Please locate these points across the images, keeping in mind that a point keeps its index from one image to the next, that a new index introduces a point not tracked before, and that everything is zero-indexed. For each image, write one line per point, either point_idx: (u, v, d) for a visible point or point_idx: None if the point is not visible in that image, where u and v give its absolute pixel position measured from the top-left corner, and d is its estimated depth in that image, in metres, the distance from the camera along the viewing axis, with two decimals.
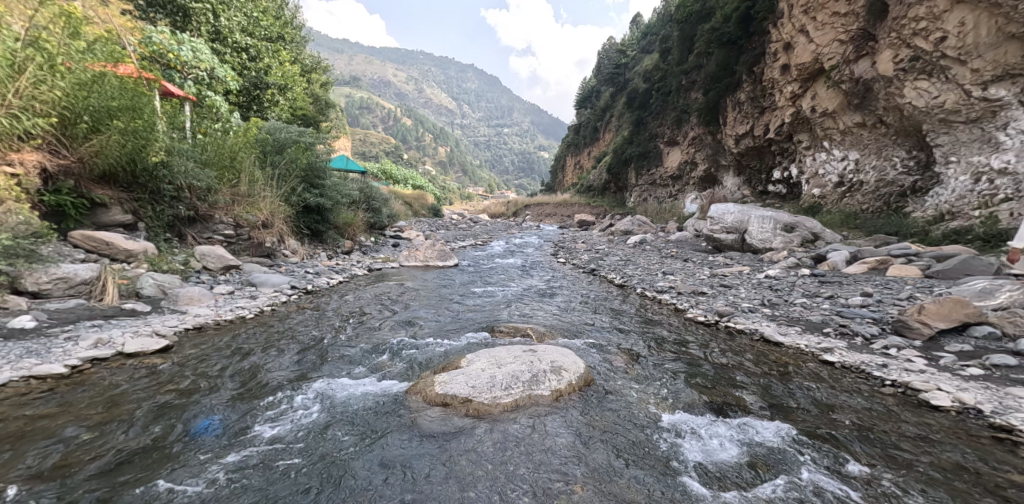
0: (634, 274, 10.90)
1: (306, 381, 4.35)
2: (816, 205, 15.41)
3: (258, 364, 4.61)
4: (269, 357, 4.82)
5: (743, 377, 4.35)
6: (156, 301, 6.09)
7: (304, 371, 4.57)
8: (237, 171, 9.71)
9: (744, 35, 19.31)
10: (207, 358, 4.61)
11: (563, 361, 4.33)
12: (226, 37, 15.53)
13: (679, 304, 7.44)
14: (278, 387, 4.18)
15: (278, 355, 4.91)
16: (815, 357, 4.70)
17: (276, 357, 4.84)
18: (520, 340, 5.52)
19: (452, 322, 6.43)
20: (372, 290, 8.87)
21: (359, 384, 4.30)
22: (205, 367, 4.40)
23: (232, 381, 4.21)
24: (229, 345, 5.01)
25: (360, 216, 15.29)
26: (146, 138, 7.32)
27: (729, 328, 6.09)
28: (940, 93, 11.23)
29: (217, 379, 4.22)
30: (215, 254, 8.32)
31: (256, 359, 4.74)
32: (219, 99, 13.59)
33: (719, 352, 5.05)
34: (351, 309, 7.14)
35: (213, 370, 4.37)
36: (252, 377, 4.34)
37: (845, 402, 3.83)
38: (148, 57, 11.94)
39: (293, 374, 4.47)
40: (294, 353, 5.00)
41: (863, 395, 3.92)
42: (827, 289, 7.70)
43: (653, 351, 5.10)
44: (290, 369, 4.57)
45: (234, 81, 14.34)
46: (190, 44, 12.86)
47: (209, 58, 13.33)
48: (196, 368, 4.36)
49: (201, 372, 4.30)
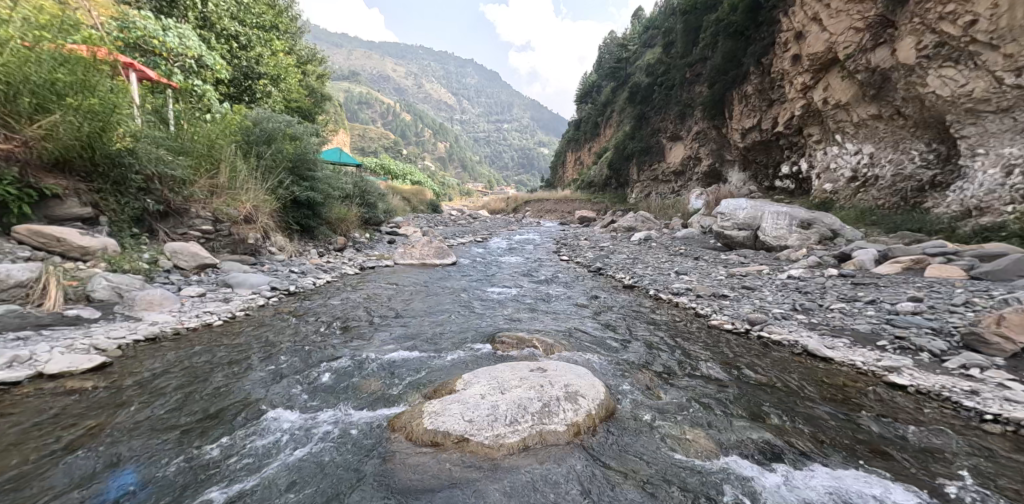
0: (645, 274, 10.16)
1: (266, 407, 3.67)
2: (828, 200, 14.60)
3: (218, 388, 3.90)
4: (229, 376, 4.10)
5: (789, 404, 3.65)
6: (110, 305, 5.32)
7: (264, 396, 3.83)
8: (215, 160, 9.00)
9: (752, 25, 18.48)
10: (151, 379, 3.88)
11: (579, 384, 3.60)
12: (215, 24, 14.86)
13: (699, 308, 6.72)
14: (226, 420, 3.47)
15: (241, 373, 4.20)
16: (876, 378, 3.98)
17: (238, 376, 4.13)
18: (527, 354, 4.81)
19: (447, 331, 5.69)
20: (362, 291, 8.14)
21: (335, 416, 3.58)
22: (148, 393, 3.68)
23: (176, 413, 3.50)
24: (186, 360, 4.30)
25: (354, 211, 14.51)
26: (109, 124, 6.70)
27: (762, 338, 5.37)
28: (967, 81, 10.45)
29: (158, 409, 3.51)
30: (188, 251, 7.62)
31: (214, 379, 4.03)
32: (206, 87, 12.88)
33: (756, 368, 4.36)
34: (335, 314, 6.41)
35: (155, 397, 3.65)
36: (204, 406, 3.61)
37: (924, 445, 3.12)
38: (128, 43, 11.40)
39: (251, 400, 3.75)
40: (265, 370, 4.30)
41: (940, 433, 3.22)
42: (864, 293, 6.95)
43: (678, 368, 4.39)
44: (249, 394, 3.84)
45: (225, 71, 13.64)
46: (176, 30, 12.21)
47: (196, 44, 12.69)
48: (134, 395, 3.63)
49: (138, 400, 3.58)
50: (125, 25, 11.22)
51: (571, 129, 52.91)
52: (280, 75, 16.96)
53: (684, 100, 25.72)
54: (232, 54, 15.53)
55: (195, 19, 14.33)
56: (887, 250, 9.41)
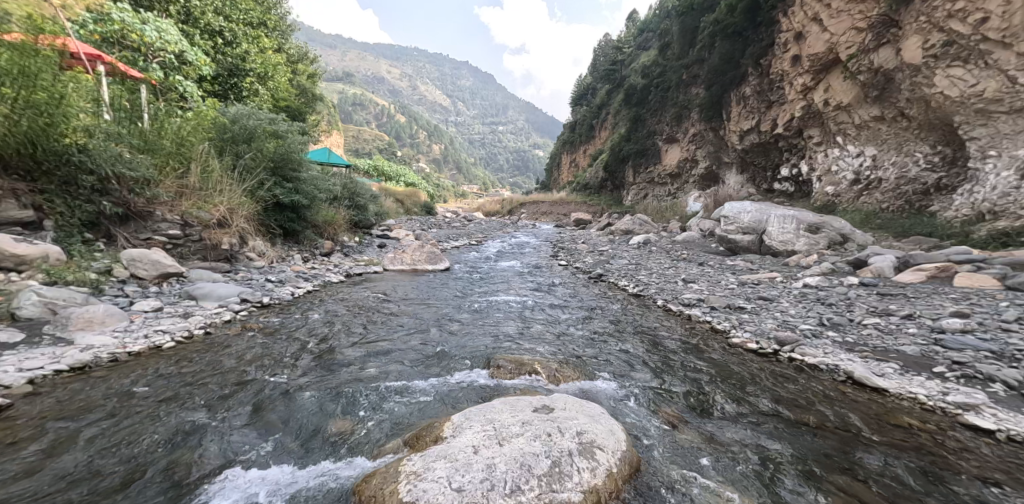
0: (651, 282, 9.53)
1: (203, 473, 3.01)
2: (829, 203, 14.00)
3: (151, 443, 3.24)
4: (169, 424, 3.45)
5: (840, 460, 3.04)
6: (38, 325, 4.61)
7: (197, 456, 3.15)
8: (184, 159, 8.26)
9: (750, 25, 17.95)
10: (69, 435, 3.22)
11: (594, 432, 3.00)
12: (198, 18, 14.18)
13: (716, 324, 6.10)
14: (148, 495, 2.82)
15: (184, 418, 3.55)
16: (930, 424, 3.39)
17: (180, 423, 3.48)
18: (528, 384, 4.17)
19: (434, 355, 4.97)
20: (344, 303, 7.40)
21: (305, 479, 2.96)
22: (61, 455, 3.04)
23: (88, 486, 2.84)
24: (119, 402, 3.64)
25: (342, 214, 13.75)
26: (48, 119, 6.00)
27: (795, 361, 4.75)
28: (977, 80, 9.86)
29: (65, 478, 2.87)
30: (149, 259, 6.91)
31: (147, 429, 3.38)
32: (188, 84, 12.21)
33: (789, 404, 3.75)
34: (309, 330, 5.69)
35: (66, 461, 3.00)
36: (123, 472, 2.96)
37: None
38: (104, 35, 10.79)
39: (176, 463, 3.07)
40: (218, 412, 3.65)
41: None
42: (897, 305, 6.30)
43: (703, 405, 3.76)
44: (182, 452, 3.17)
45: (208, 67, 12.94)
46: (157, 23, 11.47)
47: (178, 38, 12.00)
48: (40, 459, 2.99)
49: (43, 468, 2.92)
50: (99, 18, 10.65)
51: (568, 130, 52.35)
52: (268, 73, 16.16)
53: (681, 102, 25.17)
54: (217, 50, 14.81)
55: (176, 13, 13.68)
56: (906, 256, 8.77)
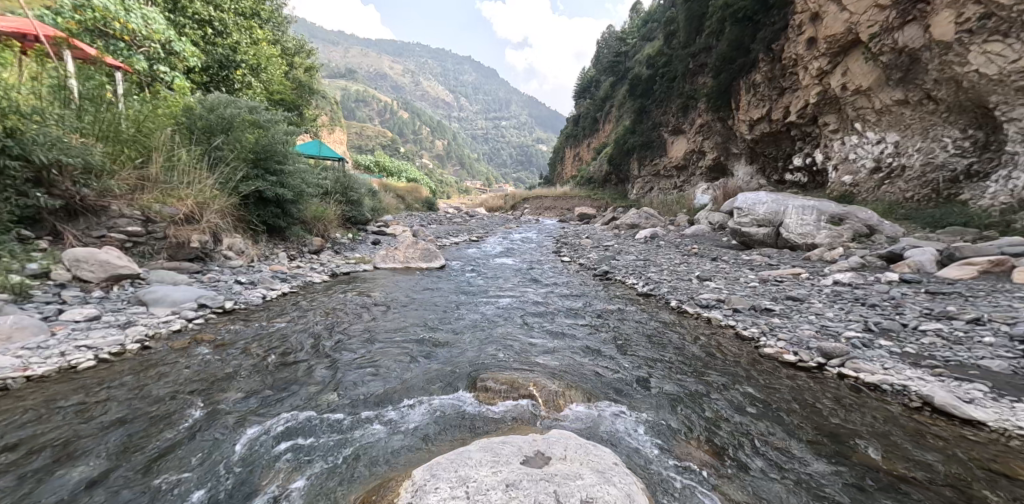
0: (663, 280, 8.66)
1: None
2: (846, 195, 12.90)
3: None
4: (42, 487, 2.67)
5: None
6: None
7: None
8: (143, 148, 7.40)
9: (761, 9, 16.90)
10: None
11: (606, 498, 2.19)
12: (186, 6, 13.10)
13: (745, 329, 5.22)
14: None
15: (67, 476, 2.77)
16: None
17: (57, 484, 2.70)
18: (518, 418, 3.30)
19: (405, 375, 4.11)
20: (317, 308, 6.58)
21: None
22: None
23: None
24: None
25: (333, 210, 12.94)
26: None
27: (848, 380, 3.87)
28: (1019, 55, 8.84)
29: None
30: (98, 259, 6.09)
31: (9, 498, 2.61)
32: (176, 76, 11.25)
33: (851, 456, 2.89)
34: (267, 342, 4.89)
35: None
36: None
37: None
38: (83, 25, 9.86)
39: None
40: (117, 466, 2.86)
41: None
42: (954, 305, 5.36)
43: (741, 457, 2.89)
44: None
45: (196, 59, 12.05)
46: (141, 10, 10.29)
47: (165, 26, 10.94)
48: None
49: None
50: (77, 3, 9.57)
51: (571, 124, 51.15)
52: (261, 64, 15.23)
53: (687, 92, 24.16)
54: (207, 41, 13.88)
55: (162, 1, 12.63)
56: (949, 249, 7.70)
